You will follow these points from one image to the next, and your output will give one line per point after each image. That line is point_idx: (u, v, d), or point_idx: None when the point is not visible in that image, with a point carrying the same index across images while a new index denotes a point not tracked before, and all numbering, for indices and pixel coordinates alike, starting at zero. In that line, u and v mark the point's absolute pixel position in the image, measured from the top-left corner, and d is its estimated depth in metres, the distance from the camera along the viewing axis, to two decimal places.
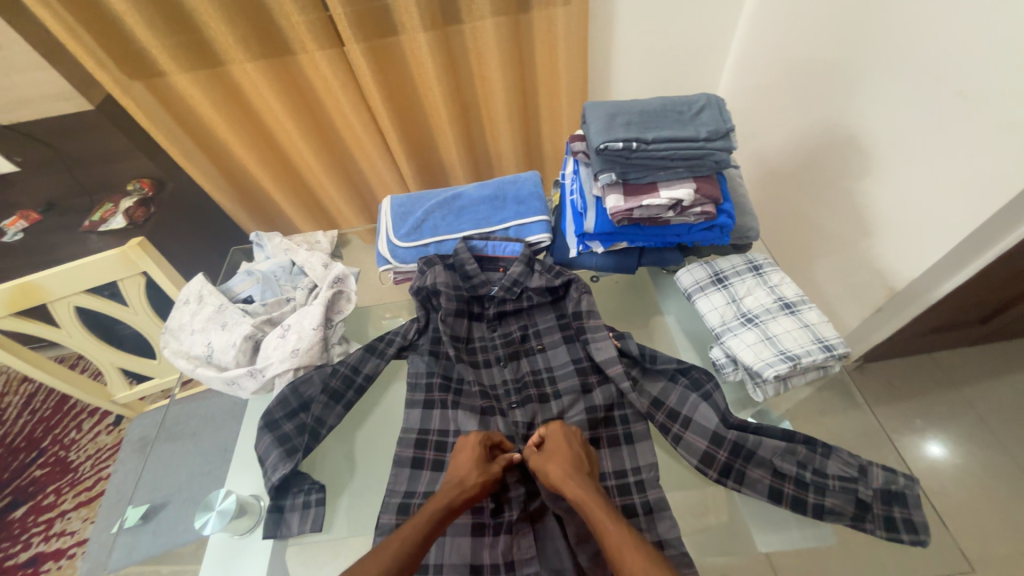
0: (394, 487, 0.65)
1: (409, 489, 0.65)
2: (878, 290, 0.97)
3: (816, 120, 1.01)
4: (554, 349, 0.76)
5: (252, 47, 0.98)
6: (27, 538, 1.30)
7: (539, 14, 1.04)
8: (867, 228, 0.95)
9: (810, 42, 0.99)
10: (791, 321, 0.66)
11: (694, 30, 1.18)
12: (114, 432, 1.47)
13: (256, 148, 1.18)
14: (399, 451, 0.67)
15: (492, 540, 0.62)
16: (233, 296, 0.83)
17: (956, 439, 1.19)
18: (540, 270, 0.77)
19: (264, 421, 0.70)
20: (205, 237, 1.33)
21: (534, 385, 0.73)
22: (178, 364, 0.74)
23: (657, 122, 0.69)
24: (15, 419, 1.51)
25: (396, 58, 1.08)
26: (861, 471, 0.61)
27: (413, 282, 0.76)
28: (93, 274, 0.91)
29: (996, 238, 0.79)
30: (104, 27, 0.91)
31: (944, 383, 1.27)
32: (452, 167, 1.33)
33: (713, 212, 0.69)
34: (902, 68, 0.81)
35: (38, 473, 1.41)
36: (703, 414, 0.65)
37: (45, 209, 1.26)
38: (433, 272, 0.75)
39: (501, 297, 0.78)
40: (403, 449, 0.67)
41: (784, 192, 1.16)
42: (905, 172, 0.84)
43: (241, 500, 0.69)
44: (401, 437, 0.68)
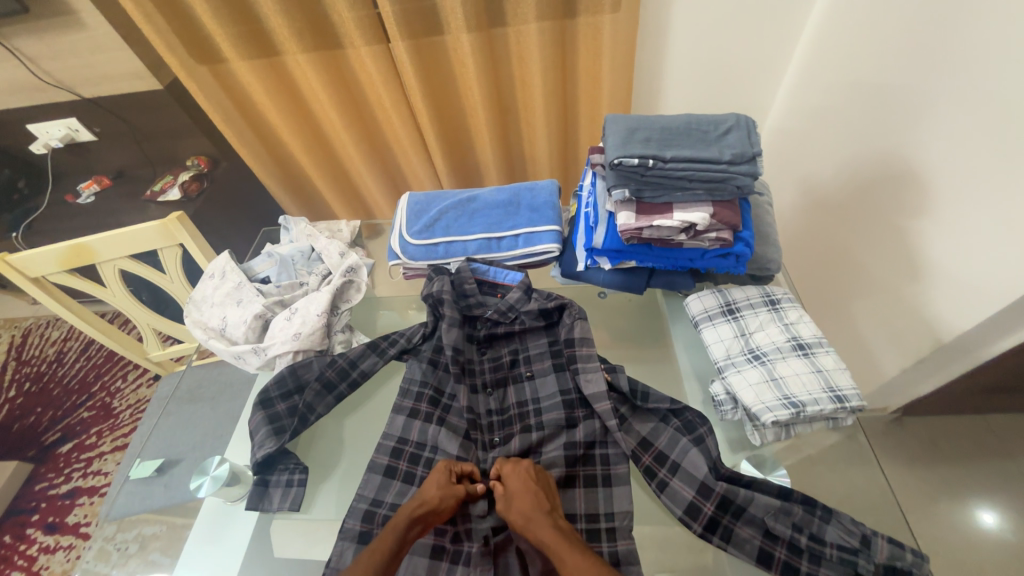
0: (362, 492, 0.65)
1: (377, 498, 0.65)
2: (924, 342, 0.89)
3: (872, 150, 0.93)
4: (542, 377, 0.74)
5: (306, 40, 1.03)
6: (68, 472, 1.43)
7: (584, 20, 1.02)
8: (916, 272, 0.87)
9: (874, 65, 0.92)
10: (802, 364, 0.62)
11: (747, 45, 1.12)
12: (153, 386, 1.59)
13: (302, 136, 1.24)
14: (375, 456, 0.68)
15: (449, 567, 0.61)
16: (252, 275, 0.87)
17: (1000, 515, 1.07)
18: (537, 296, 0.76)
19: (259, 398, 0.72)
20: (249, 215, 1.42)
21: (519, 419, 0.72)
22: (194, 333, 0.79)
23: (680, 140, 0.66)
24: (73, 363, 1.67)
25: (440, 58, 1.10)
26: (864, 542, 0.55)
27: (423, 289, 0.78)
28: (136, 242, 0.98)
29: None
30: (177, 15, 0.98)
31: (994, 450, 1.14)
32: (485, 168, 1.34)
33: (729, 239, 0.65)
34: (976, 99, 0.73)
35: (85, 414, 1.55)
36: (692, 460, 0.61)
37: (115, 176, 1.46)
38: (441, 280, 0.77)
39: (495, 319, 0.78)
40: (378, 455, 0.68)
41: (828, 224, 1.08)
42: (968, 214, 0.76)
43: (235, 468, 0.72)
44: (379, 442, 0.69)
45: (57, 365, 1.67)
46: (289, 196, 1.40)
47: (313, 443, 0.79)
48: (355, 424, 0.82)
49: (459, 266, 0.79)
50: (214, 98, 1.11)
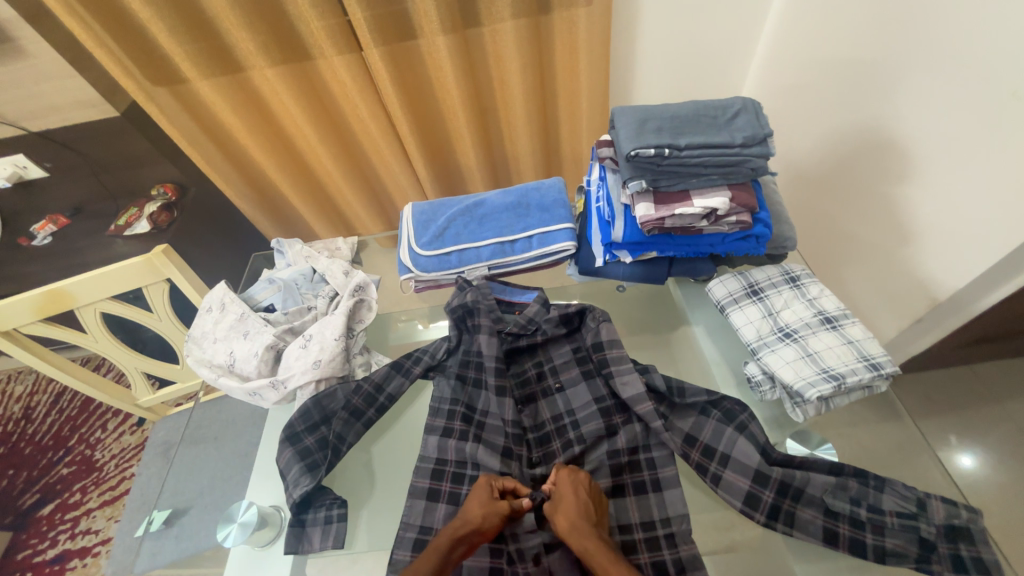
0: (409, 521, 0.63)
1: (426, 524, 0.63)
2: (919, 302, 0.89)
3: (849, 124, 0.95)
4: (573, 387, 0.74)
5: (272, 53, 0.98)
6: (54, 535, 1.33)
7: (560, 15, 1.01)
8: (905, 234, 0.87)
9: (843, 41, 0.93)
10: (833, 338, 0.64)
11: (720, 28, 1.14)
12: (137, 432, 1.49)
13: (276, 154, 1.18)
14: (416, 480, 0.66)
15: None
16: (254, 303, 0.84)
17: (996, 456, 1.13)
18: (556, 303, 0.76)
19: (286, 434, 0.69)
20: (227, 242, 1.34)
21: (557, 434, 0.71)
22: (200, 373, 0.76)
23: (691, 128, 0.66)
24: (44, 418, 1.55)
25: (416, 62, 1.07)
26: (921, 506, 0.58)
27: (452, 299, 0.76)
28: (118, 282, 0.93)
29: None
30: (127, 34, 0.91)
31: (983, 396, 1.20)
32: (470, 172, 1.31)
33: (748, 221, 0.67)
34: (942, 66, 0.75)
35: (65, 471, 1.44)
36: (742, 450, 0.63)
37: (73, 213, 1.28)
38: (473, 290, 0.75)
39: (516, 333, 0.76)
40: (418, 479, 0.66)
41: (810, 198, 1.11)
42: (951, 175, 0.76)
43: (262, 511, 0.69)
44: (417, 466, 0.67)
45: (26, 422, 1.54)
46: (267, 218, 1.33)
47: (339, 477, 0.75)
48: (385, 448, 0.79)
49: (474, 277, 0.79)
50: (177, 120, 1.04)
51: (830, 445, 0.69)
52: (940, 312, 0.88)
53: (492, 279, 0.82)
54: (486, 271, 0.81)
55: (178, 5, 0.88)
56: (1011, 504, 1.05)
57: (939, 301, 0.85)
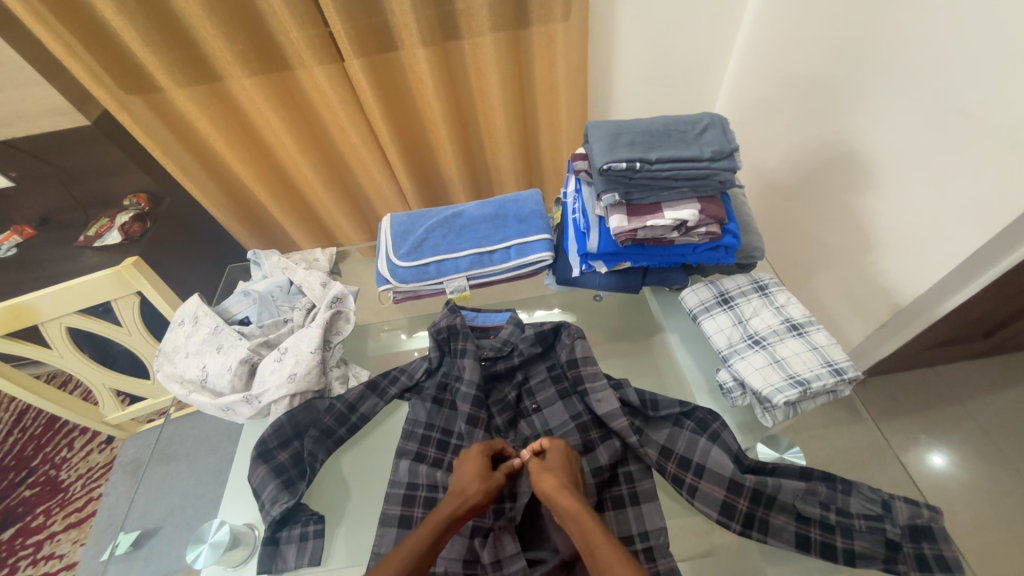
0: (379, 550, 0.63)
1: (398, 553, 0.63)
2: (883, 307, 0.93)
3: (813, 138, 0.99)
4: (549, 408, 0.74)
5: (250, 62, 0.97)
6: (14, 562, 1.26)
7: (538, 30, 1.03)
8: (868, 242, 0.91)
9: (808, 59, 0.97)
10: (799, 344, 0.67)
11: (691, 45, 1.18)
12: (106, 450, 1.43)
13: (254, 163, 1.16)
14: (387, 508, 0.66)
15: None
16: (228, 316, 0.83)
17: (962, 455, 1.17)
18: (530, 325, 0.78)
19: (258, 451, 0.69)
20: (203, 252, 1.31)
21: None
22: (171, 388, 0.74)
23: (661, 142, 0.69)
24: (5, 438, 1.48)
25: (395, 72, 1.07)
26: (886, 507, 0.60)
27: (439, 320, 0.76)
28: (85, 295, 0.92)
29: (1015, 245, 0.73)
30: (98, 41, 0.89)
31: (947, 397, 1.24)
32: (451, 182, 1.31)
33: (718, 232, 0.69)
34: (898, 84, 0.79)
35: (27, 493, 1.37)
36: (717, 460, 0.64)
37: (38, 224, 1.25)
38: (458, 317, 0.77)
39: (494, 357, 0.77)
40: (390, 506, 0.66)
41: (779, 209, 1.15)
42: (908, 187, 0.80)
43: (234, 530, 0.68)
44: (388, 493, 0.67)
45: None
46: (244, 228, 1.31)
47: (316, 492, 0.74)
48: (363, 453, 0.79)
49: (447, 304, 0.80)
50: (152, 129, 1.01)
51: (797, 448, 0.71)
52: (903, 317, 0.92)
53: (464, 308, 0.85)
54: (465, 280, 0.81)
55: (154, 14, 0.87)
56: (975, 502, 1.09)
57: (902, 307, 0.89)
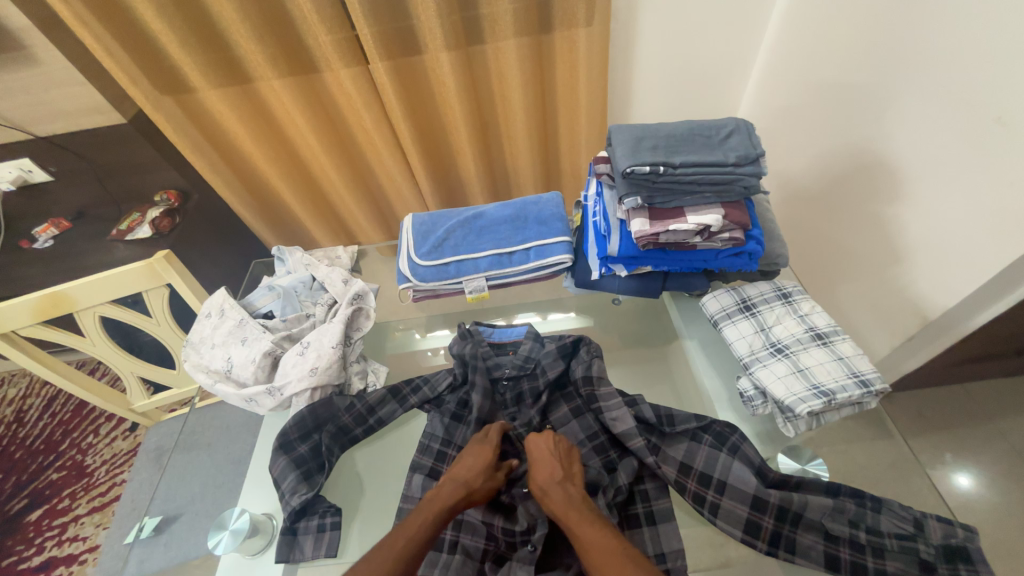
0: None
1: None
2: (910, 320, 0.90)
3: (840, 146, 0.97)
4: (565, 425, 0.73)
5: (280, 65, 0.99)
6: (40, 542, 1.31)
7: (561, 34, 1.03)
8: (897, 253, 0.89)
9: (837, 65, 0.95)
10: (823, 354, 0.66)
11: (715, 50, 1.17)
12: (130, 437, 1.48)
13: (280, 163, 1.19)
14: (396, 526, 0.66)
15: None
16: (253, 310, 0.85)
17: (991, 476, 1.12)
18: (550, 339, 0.78)
19: (280, 442, 0.70)
20: (229, 248, 1.35)
21: None
22: (197, 378, 0.76)
23: (686, 147, 0.68)
24: (35, 422, 1.54)
25: (419, 76, 1.09)
26: (918, 526, 0.58)
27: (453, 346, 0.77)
28: (117, 286, 0.95)
29: None
30: (137, 44, 0.93)
31: (976, 415, 1.20)
32: (470, 185, 1.32)
33: (741, 238, 0.68)
34: (930, 93, 0.77)
35: (55, 476, 1.42)
36: (739, 475, 0.63)
37: (75, 217, 1.28)
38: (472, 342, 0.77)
39: (515, 376, 0.76)
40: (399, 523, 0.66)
41: (803, 218, 1.13)
42: (939, 198, 0.78)
43: (255, 519, 0.69)
44: (400, 509, 0.67)
45: (17, 426, 1.53)
46: (268, 226, 1.34)
47: (331, 487, 0.75)
48: (378, 452, 0.80)
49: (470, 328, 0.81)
50: (183, 129, 1.05)
51: (820, 460, 0.70)
52: (932, 330, 0.89)
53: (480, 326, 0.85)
54: (484, 281, 0.82)
55: (190, 18, 0.91)
56: (1004, 525, 1.05)
57: (931, 320, 0.86)
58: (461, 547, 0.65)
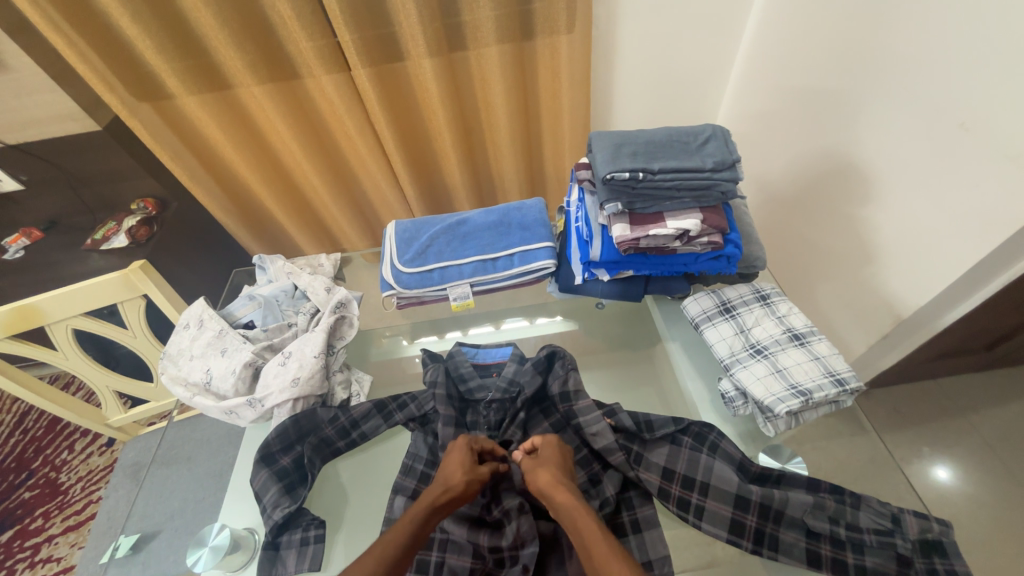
0: None
1: None
2: (885, 318, 0.93)
3: (814, 151, 1.00)
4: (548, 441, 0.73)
5: (260, 71, 0.98)
6: (11, 564, 1.26)
7: (542, 42, 1.04)
8: (870, 254, 0.91)
9: (809, 72, 0.98)
10: (801, 354, 0.67)
11: (694, 57, 1.19)
12: (107, 453, 1.43)
13: (261, 170, 1.18)
14: None
15: None
16: (233, 320, 0.84)
17: (965, 468, 1.16)
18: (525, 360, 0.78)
19: (260, 455, 0.69)
20: (210, 257, 1.32)
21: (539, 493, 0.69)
22: (176, 391, 0.75)
23: (664, 153, 0.69)
24: (6, 439, 1.48)
25: (402, 82, 1.08)
26: (895, 521, 0.59)
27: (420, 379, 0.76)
28: (92, 298, 0.92)
29: (1015, 259, 0.73)
30: (112, 49, 0.91)
31: (950, 409, 1.24)
32: (454, 190, 1.32)
33: (719, 242, 0.70)
34: (898, 98, 0.80)
35: (27, 495, 1.37)
36: (720, 476, 0.64)
37: (48, 226, 1.24)
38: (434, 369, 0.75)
39: (499, 401, 0.75)
40: None
41: (780, 221, 1.16)
42: (908, 200, 0.81)
43: (235, 535, 0.68)
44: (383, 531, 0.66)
45: None
46: (250, 234, 1.32)
47: (315, 499, 0.75)
48: (361, 462, 0.79)
49: (451, 350, 0.81)
50: (161, 136, 1.03)
51: (800, 458, 0.71)
52: (905, 328, 0.92)
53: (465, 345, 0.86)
54: (468, 287, 0.82)
55: (168, 25, 0.89)
56: (978, 515, 1.08)
57: (905, 318, 0.89)
58: (448, 566, 0.64)
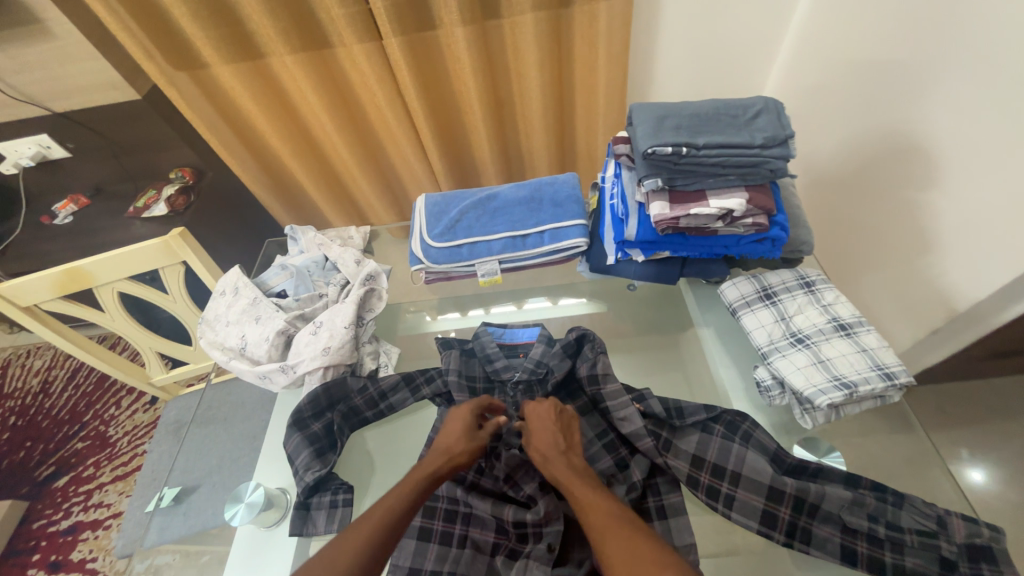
0: (398, 562, 0.64)
1: (415, 565, 0.64)
2: (936, 312, 0.87)
3: (871, 129, 0.93)
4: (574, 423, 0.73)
5: (292, 40, 0.97)
6: (68, 507, 1.36)
7: (580, 9, 0.99)
8: (926, 243, 0.85)
9: (872, 42, 0.90)
10: (846, 345, 0.64)
11: (743, 25, 1.11)
12: (150, 410, 1.52)
13: (292, 142, 1.18)
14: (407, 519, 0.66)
15: None
16: (267, 289, 0.86)
17: (1009, 473, 1.10)
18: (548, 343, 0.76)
19: (293, 419, 0.71)
20: (244, 228, 1.35)
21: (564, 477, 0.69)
22: (213, 355, 0.78)
23: (710, 127, 0.65)
24: (60, 393, 1.59)
25: (433, 51, 1.06)
26: (940, 523, 0.56)
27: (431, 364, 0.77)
28: (135, 263, 0.96)
29: None
30: (150, 16, 0.92)
31: (997, 411, 1.17)
32: (483, 166, 1.30)
33: (765, 224, 0.67)
34: (975, 71, 0.72)
35: (80, 445, 1.47)
36: (753, 466, 0.62)
37: (93, 193, 1.29)
38: (448, 355, 0.75)
39: (526, 382, 0.74)
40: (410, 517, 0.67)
41: (827, 204, 1.09)
42: (974, 185, 0.75)
43: (269, 493, 0.70)
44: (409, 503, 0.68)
45: (43, 396, 1.59)
46: (281, 205, 1.34)
47: (344, 465, 0.77)
48: (388, 433, 0.81)
49: (478, 331, 0.79)
50: (197, 106, 1.04)
51: (838, 453, 0.68)
52: (959, 323, 0.86)
53: (491, 326, 0.84)
54: (497, 264, 0.81)
55: None
56: (1019, 521, 1.03)
57: (960, 312, 0.83)
58: (471, 540, 0.66)
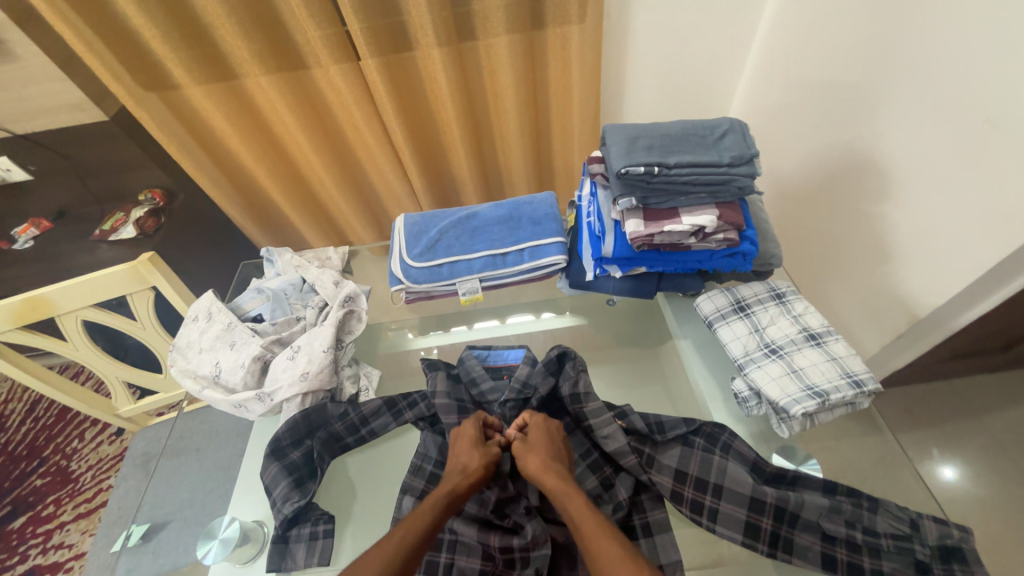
0: None
1: None
2: (900, 318, 0.91)
3: (831, 146, 0.97)
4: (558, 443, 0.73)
5: (267, 61, 0.97)
6: (24, 550, 1.28)
7: (553, 32, 1.02)
8: (887, 253, 0.89)
9: (827, 64, 0.95)
10: (817, 354, 0.66)
11: (708, 48, 1.16)
12: (116, 442, 1.45)
13: (267, 162, 1.16)
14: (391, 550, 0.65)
15: None
16: (242, 313, 0.83)
17: (976, 470, 1.14)
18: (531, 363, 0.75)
19: (270, 448, 0.69)
20: (217, 249, 1.32)
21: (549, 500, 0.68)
22: (185, 384, 0.75)
23: (680, 147, 0.68)
24: (17, 427, 1.50)
25: (410, 72, 1.07)
26: (914, 526, 0.58)
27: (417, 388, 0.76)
28: (101, 289, 0.92)
29: None
30: (118, 38, 0.90)
31: (962, 411, 1.22)
32: (462, 184, 1.31)
33: (736, 238, 0.69)
34: (921, 92, 0.77)
35: (39, 482, 1.39)
36: (735, 477, 0.63)
37: (56, 217, 1.24)
38: (435, 377, 0.73)
39: (514, 401, 0.73)
40: None
41: (794, 217, 1.13)
42: (927, 197, 0.79)
43: (245, 527, 0.68)
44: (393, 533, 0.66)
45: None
46: (257, 226, 1.32)
47: (324, 493, 0.75)
48: (369, 459, 0.79)
49: (463, 354, 0.79)
50: (168, 127, 1.02)
51: (815, 461, 0.71)
52: (921, 328, 0.90)
53: (476, 348, 0.84)
54: (478, 282, 0.81)
55: (172, 12, 0.88)
56: (987, 517, 1.07)
57: (921, 318, 0.87)
58: (457, 568, 0.64)
